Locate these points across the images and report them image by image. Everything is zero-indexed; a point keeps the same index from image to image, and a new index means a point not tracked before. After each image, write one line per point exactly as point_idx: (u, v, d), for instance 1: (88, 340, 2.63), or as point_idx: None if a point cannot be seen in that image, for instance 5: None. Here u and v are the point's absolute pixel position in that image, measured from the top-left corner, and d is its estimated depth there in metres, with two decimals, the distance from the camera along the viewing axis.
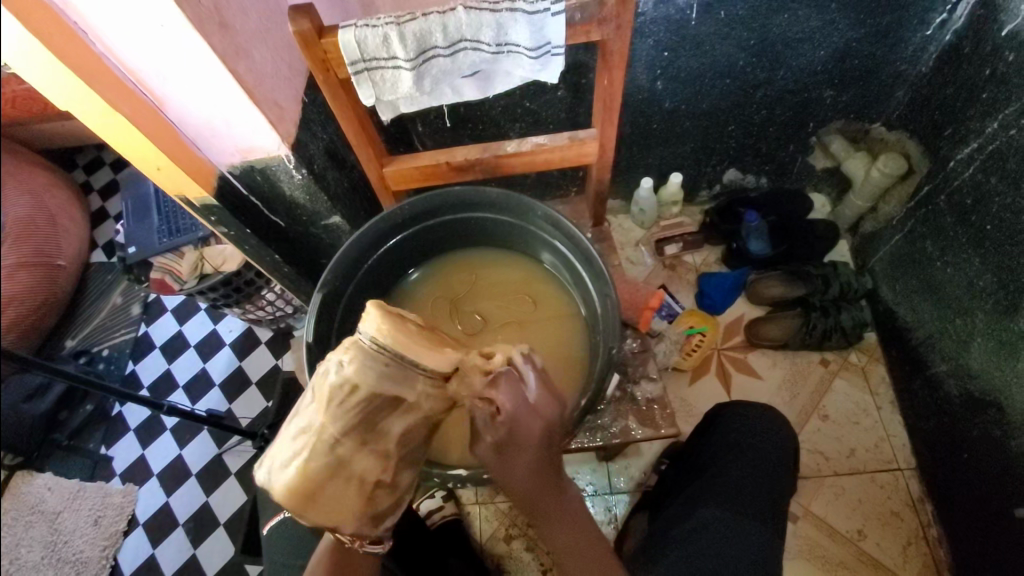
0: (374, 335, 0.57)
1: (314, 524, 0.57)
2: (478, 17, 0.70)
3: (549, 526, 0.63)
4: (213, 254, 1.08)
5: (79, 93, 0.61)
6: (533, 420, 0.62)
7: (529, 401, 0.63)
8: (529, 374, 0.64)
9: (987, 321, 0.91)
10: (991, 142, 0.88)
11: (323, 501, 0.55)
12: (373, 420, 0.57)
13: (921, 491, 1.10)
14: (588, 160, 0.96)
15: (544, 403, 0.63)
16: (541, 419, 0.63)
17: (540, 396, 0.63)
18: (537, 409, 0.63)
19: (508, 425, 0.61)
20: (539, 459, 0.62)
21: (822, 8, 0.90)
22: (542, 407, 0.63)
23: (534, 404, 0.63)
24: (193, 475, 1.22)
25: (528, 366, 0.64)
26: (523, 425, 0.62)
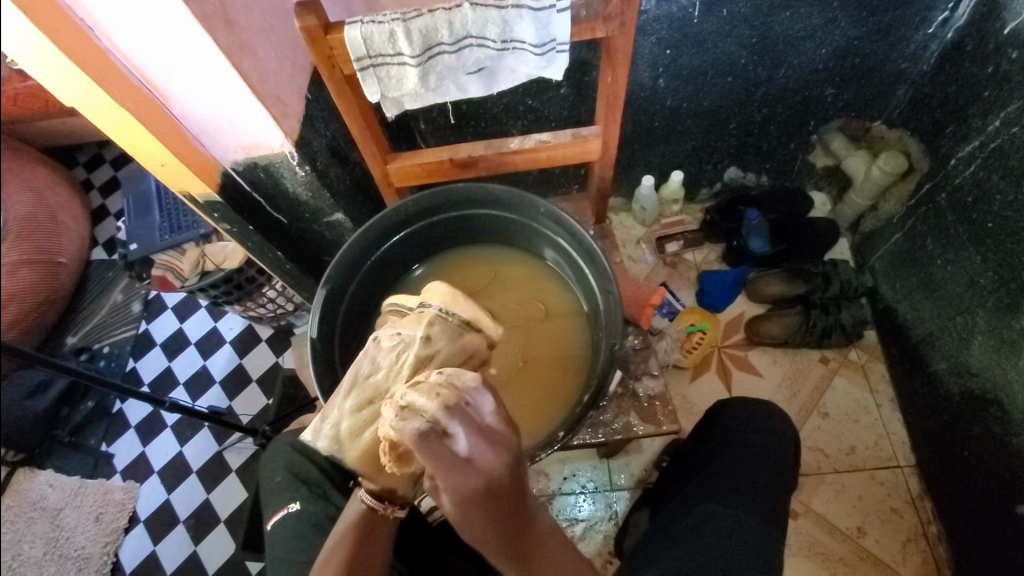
0: (438, 301, 0.73)
1: (369, 484, 0.67)
2: (484, 14, 0.70)
3: (540, 573, 0.56)
4: (215, 250, 1.07)
5: (85, 89, 0.61)
6: (464, 482, 0.54)
7: (459, 458, 0.54)
8: (456, 429, 0.55)
9: (988, 320, 0.92)
10: (992, 141, 0.89)
11: (386, 464, 0.66)
12: None
13: (922, 488, 1.10)
14: (589, 157, 0.97)
15: (481, 456, 0.55)
16: (478, 475, 0.54)
17: (473, 448, 0.55)
18: (471, 465, 0.54)
19: (445, 490, 0.54)
20: (496, 513, 0.55)
21: (824, 7, 0.91)
22: (477, 459, 0.55)
23: (467, 460, 0.54)
24: (193, 472, 1.19)
25: (456, 418, 0.56)
26: (458, 484, 0.54)
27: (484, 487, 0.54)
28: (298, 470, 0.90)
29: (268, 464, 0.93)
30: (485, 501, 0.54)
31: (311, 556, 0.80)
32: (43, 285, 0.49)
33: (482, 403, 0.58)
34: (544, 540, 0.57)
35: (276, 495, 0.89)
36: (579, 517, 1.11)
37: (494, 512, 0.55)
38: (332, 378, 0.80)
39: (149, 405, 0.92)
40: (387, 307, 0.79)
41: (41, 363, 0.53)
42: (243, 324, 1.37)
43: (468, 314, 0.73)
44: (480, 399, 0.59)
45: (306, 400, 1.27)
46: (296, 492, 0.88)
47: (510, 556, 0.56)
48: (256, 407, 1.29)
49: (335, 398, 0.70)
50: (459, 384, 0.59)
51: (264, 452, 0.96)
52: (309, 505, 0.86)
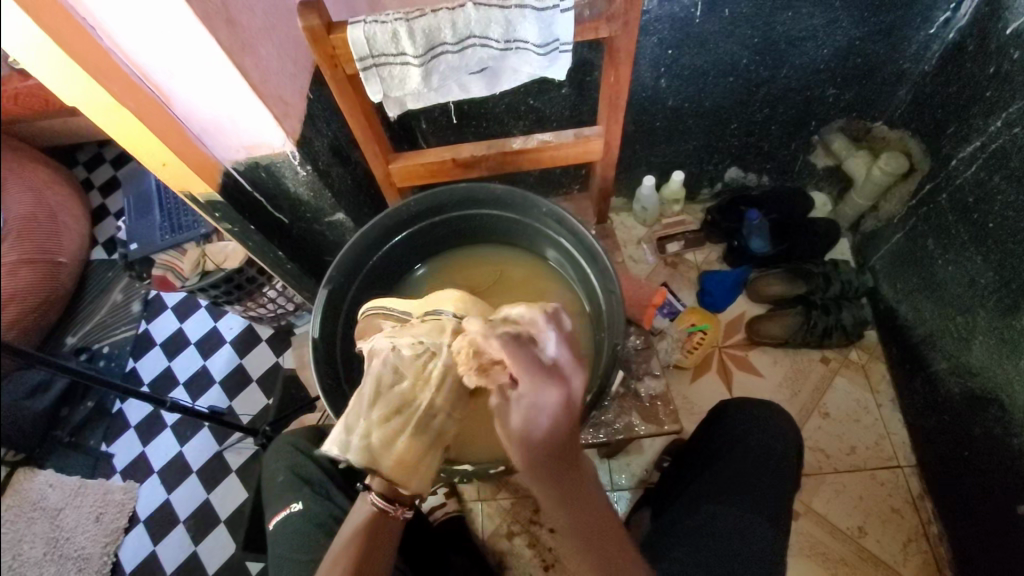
0: (451, 306, 0.71)
1: (379, 486, 0.71)
2: (487, 14, 0.70)
3: (578, 506, 0.56)
4: (215, 250, 1.06)
5: (85, 88, 0.61)
6: (553, 386, 0.54)
7: (546, 364, 0.55)
8: (549, 335, 0.57)
9: (989, 320, 0.92)
10: (994, 141, 0.89)
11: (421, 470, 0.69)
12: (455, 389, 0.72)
13: (922, 489, 1.10)
14: (591, 157, 0.97)
15: (568, 365, 0.56)
16: (560, 383, 0.55)
17: (561, 355, 0.56)
18: (558, 371, 0.55)
19: (526, 391, 0.54)
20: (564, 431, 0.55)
21: (826, 7, 0.91)
22: (564, 367, 0.56)
23: (555, 365, 0.56)
24: (193, 472, 1.18)
25: (549, 326, 0.58)
26: (543, 389, 0.54)
27: (565, 399, 0.54)
28: (299, 470, 0.90)
29: (270, 464, 0.93)
30: (560, 417, 0.54)
31: (312, 556, 0.80)
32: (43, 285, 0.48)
33: (567, 321, 0.62)
34: (588, 478, 0.57)
35: (277, 496, 0.88)
36: None
37: (565, 431, 0.55)
38: (335, 378, 0.80)
39: (150, 405, 0.92)
40: (377, 310, 0.76)
41: (49, 362, 0.55)
42: (243, 323, 1.37)
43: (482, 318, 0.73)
44: (565, 317, 0.61)
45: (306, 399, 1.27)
46: (297, 492, 0.88)
47: (558, 480, 0.55)
48: (256, 407, 1.29)
49: (356, 407, 0.69)
50: (551, 301, 0.61)
51: (265, 451, 0.96)
52: (310, 506, 0.85)
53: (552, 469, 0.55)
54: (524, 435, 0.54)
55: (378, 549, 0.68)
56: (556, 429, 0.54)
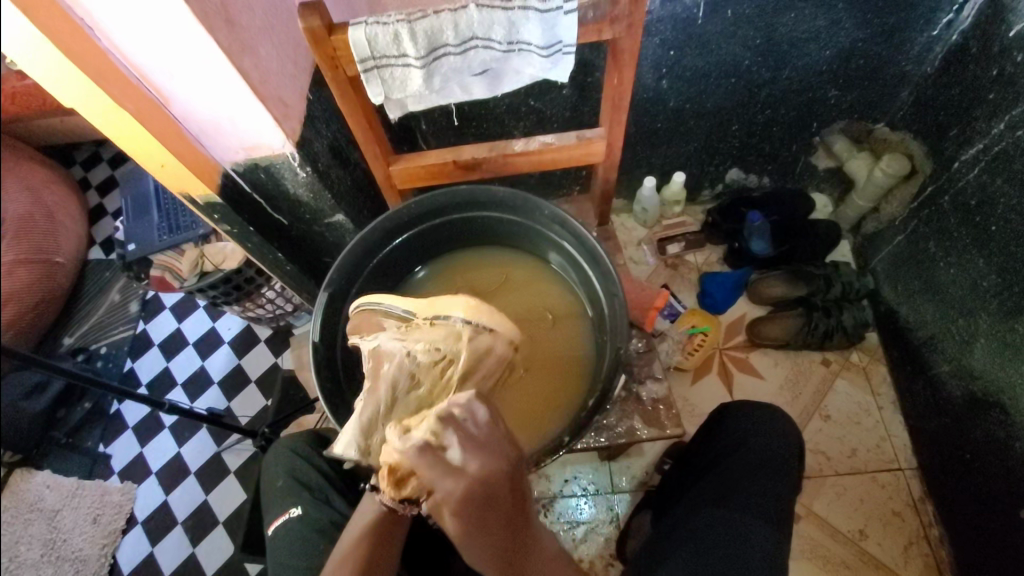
0: (462, 313, 0.71)
1: (387, 487, 0.67)
2: (490, 15, 0.69)
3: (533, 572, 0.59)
4: (213, 252, 1.08)
5: (83, 90, 0.61)
6: (461, 492, 0.54)
7: (451, 469, 0.55)
8: (451, 442, 0.57)
9: (991, 323, 0.91)
10: (996, 144, 0.88)
11: None
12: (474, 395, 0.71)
13: (923, 492, 1.10)
14: (593, 159, 0.96)
15: (476, 465, 0.55)
16: (466, 486, 0.55)
17: (467, 458, 0.56)
18: (465, 472, 0.55)
19: (438, 505, 0.55)
20: (495, 522, 0.55)
21: (829, 8, 0.90)
22: (469, 467, 0.55)
23: (461, 469, 0.56)
24: (191, 472, 1.21)
25: (450, 431, 0.58)
26: (450, 496, 0.54)
27: (479, 499, 0.54)
28: (299, 473, 0.90)
29: (269, 467, 0.92)
30: (478, 514, 0.54)
31: (311, 561, 0.79)
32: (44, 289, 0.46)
33: (478, 410, 0.60)
34: (537, 542, 0.60)
35: (277, 499, 0.88)
36: (579, 520, 1.11)
37: (494, 524, 0.55)
38: (334, 382, 0.80)
39: (148, 406, 0.93)
40: (378, 310, 0.77)
41: (43, 366, 0.56)
42: (240, 325, 1.40)
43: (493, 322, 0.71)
44: (477, 408, 0.60)
45: (305, 400, 1.26)
46: (297, 495, 0.87)
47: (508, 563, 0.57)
48: (254, 408, 1.31)
49: (372, 412, 0.68)
50: (454, 402, 0.61)
51: (265, 454, 0.96)
52: (311, 510, 0.85)
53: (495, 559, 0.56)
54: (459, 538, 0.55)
55: (382, 551, 0.68)
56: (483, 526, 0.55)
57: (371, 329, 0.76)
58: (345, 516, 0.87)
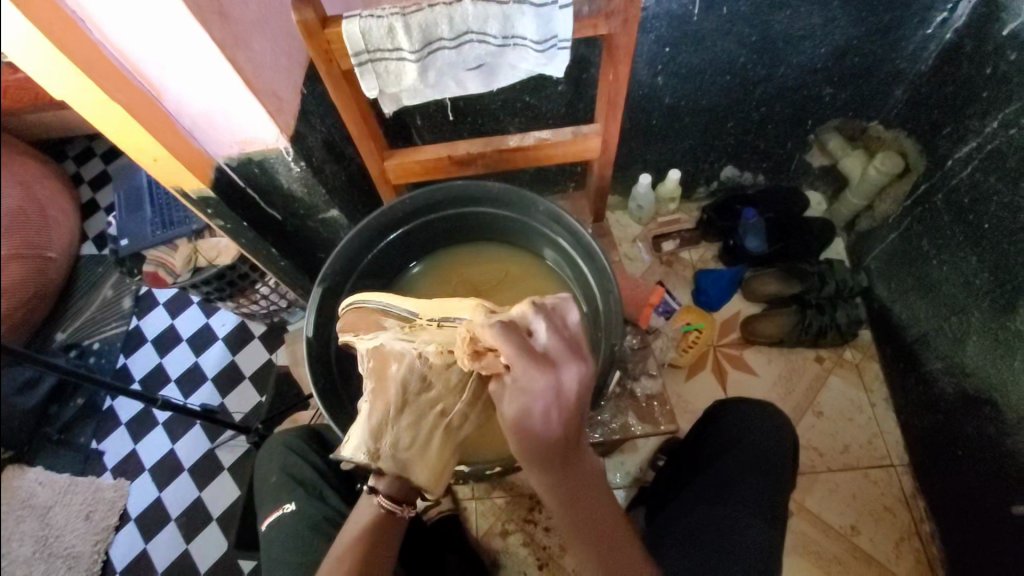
0: (469, 311, 0.68)
1: (387, 489, 0.70)
2: (485, 9, 0.69)
3: (574, 501, 0.56)
4: (206, 247, 1.08)
5: (74, 80, 0.60)
6: (538, 370, 0.55)
7: (536, 351, 0.57)
8: (539, 325, 0.59)
9: (983, 319, 0.92)
10: (990, 142, 0.89)
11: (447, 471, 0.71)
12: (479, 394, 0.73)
13: (914, 487, 1.11)
14: (589, 155, 0.96)
15: (558, 353, 0.58)
16: (549, 372, 0.55)
17: (550, 344, 0.58)
18: (547, 356, 0.57)
19: (514, 377, 0.56)
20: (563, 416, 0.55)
21: (824, 6, 0.90)
22: (552, 352, 0.57)
23: (545, 352, 0.57)
24: (186, 469, 1.20)
25: (539, 316, 0.59)
26: (529, 374, 0.55)
27: (553, 385, 0.55)
28: (292, 469, 0.90)
29: (263, 464, 0.92)
30: (556, 399, 0.55)
31: (305, 557, 0.79)
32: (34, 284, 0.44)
33: (570, 313, 0.62)
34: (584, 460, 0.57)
35: (271, 496, 0.88)
36: None
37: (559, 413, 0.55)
38: (328, 378, 0.80)
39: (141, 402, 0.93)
40: (376, 308, 0.76)
41: (41, 361, 0.57)
42: (235, 320, 1.37)
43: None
44: (568, 311, 0.62)
45: (299, 396, 1.26)
46: (291, 492, 0.87)
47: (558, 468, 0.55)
48: (249, 403, 1.31)
49: (383, 412, 0.70)
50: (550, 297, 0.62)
51: (258, 449, 0.95)
52: (304, 507, 0.85)
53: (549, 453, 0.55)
54: (518, 419, 0.55)
55: (380, 551, 0.68)
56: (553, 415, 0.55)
57: (369, 328, 0.74)
58: (338, 512, 0.87)
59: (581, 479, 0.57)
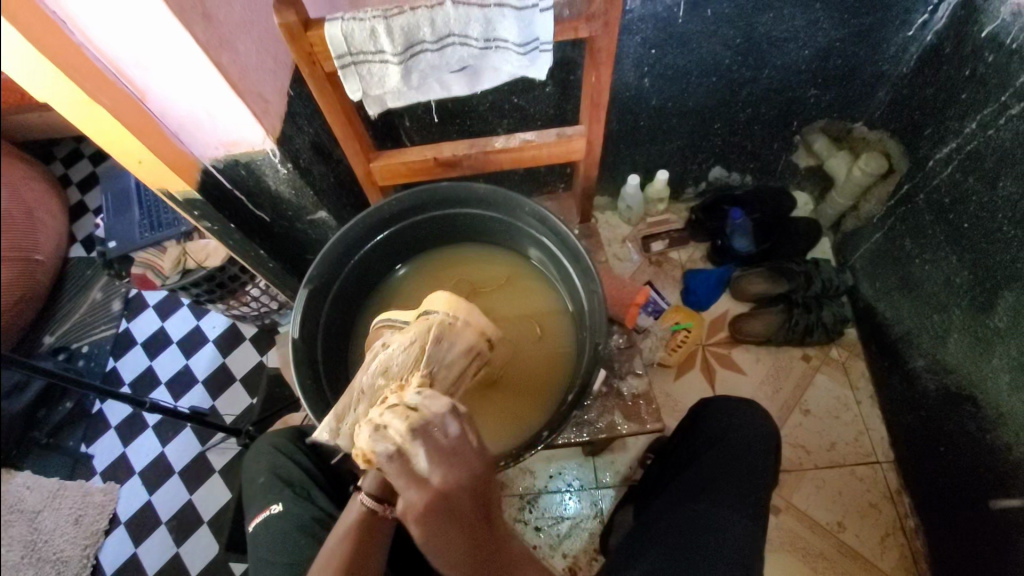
0: (442, 309, 0.73)
1: (367, 487, 0.71)
2: (466, 12, 0.69)
3: None
4: (196, 248, 1.05)
5: (59, 84, 0.60)
6: (426, 501, 0.58)
7: (421, 480, 0.58)
8: (419, 452, 0.59)
9: (964, 317, 0.94)
10: (969, 142, 0.90)
11: None
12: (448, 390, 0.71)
13: (899, 483, 1.12)
14: (575, 157, 0.97)
15: (444, 477, 0.58)
16: (434, 498, 0.58)
17: (434, 471, 0.59)
18: (429, 485, 0.58)
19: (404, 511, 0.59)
20: (467, 527, 0.58)
21: (807, 8, 0.91)
22: (439, 478, 0.58)
23: (427, 480, 0.59)
24: (177, 473, 1.22)
25: (418, 446, 0.59)
26: (413, 507, 0.58)
27: (443, 510, 0.58)
28: (282, 471, 0.90)
29: (252, 465, 0.92)
30: (462, 509, 0.58)
31: (293, 557, 0.79)
32: (14, 288, 0.40)
33: (450, 426, 0.61)
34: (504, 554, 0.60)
35: (259, 497, 0.88)
36: (564, 515, 1.12)
37: (460, 529, 0.58)
38: (315, 378, 0.80)
39: (130, 406, 0.93)
40: (381, 323, 0.79)
41: (32, 367, 0.57)
42: (226, 322, 1.38)
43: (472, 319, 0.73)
44: (449, 426, 0.61)
45: (289, 398, 1.26)
46: (280, 493, 0.87)
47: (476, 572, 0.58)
48: (241, 407, 1.30)
49: (347, 396, 0.70)
50: (432, 411, 0.62)
51: (247, 452, 0.95)
52: (292, 507, 0.85)
53: (464, 570, 0.58)
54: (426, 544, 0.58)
55: (365, 551, 0.68)
56: (458, 523, 0.58)
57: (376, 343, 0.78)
58: (327, 513, 0.87)
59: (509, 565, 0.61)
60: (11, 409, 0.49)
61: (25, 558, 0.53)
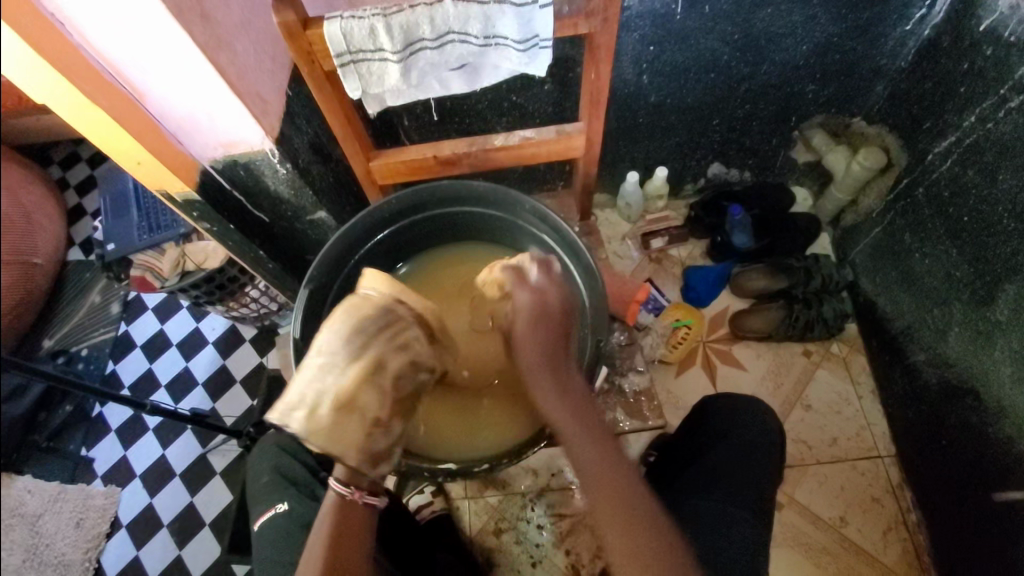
0: (373, 285, 0.73)
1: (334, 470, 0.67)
2: (466, 10, 0.69)
3: (563, 411, 0.71)
4: (195, 250, 1.05)
5: (59, 88, 0.60)
6: (533, 301, 0.76)
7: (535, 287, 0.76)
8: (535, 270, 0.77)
9: (964, 312, 0.94)
10: (968, 136, 0.90)
11: (348, 441, 0.62)
12: (381, 367, 0.66)
13: (901, 477, 1.12)
14: (575, 153, 0.96)
15: (547, 287, 0.76)
16: (533, 295, 0.76)
17: (543, 283, 0.77)
18: (540, 293, 0.76)
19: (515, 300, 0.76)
20: (552, 333, 0.75)
21: (804, 3, 0.92)
22: (542, 291, 0.76)
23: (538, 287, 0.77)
24: (178, 475, 1.21)
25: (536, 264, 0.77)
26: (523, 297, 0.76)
27: (543, 309, 0.75)
28: (285, 471, 0.90)
29: (254, 467, 0.92)
30: (557, 310, 0.75)
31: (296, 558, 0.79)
32: (15, 292, 0.40)
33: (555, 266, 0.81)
34: (573, 375, 0.74)
35: (262, 498, 0.88)
36: (566, 513, 1.12)
37: (548, 331, 0.74)
38: None
39: (132, 408, 0.92)
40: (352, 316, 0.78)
41: (33, 370, 0.56)
42: (225, 323, 1.38)
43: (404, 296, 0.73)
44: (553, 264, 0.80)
45: None
46: (283, 494, 0.87)
47: (551, 372, 0.73)
48: (241, 408, 1.29)
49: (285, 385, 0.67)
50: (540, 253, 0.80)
51: (250, 455, 0.95)
52: (295, 508, 0.85)
53: (545, 359, 0.74)
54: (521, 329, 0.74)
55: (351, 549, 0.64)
56: (544, 323, 0.75)
57: None
58: None
59: (577, 399, 0.73)
60: (11, 412, 0.48)
61: (28, 560, 0.53)
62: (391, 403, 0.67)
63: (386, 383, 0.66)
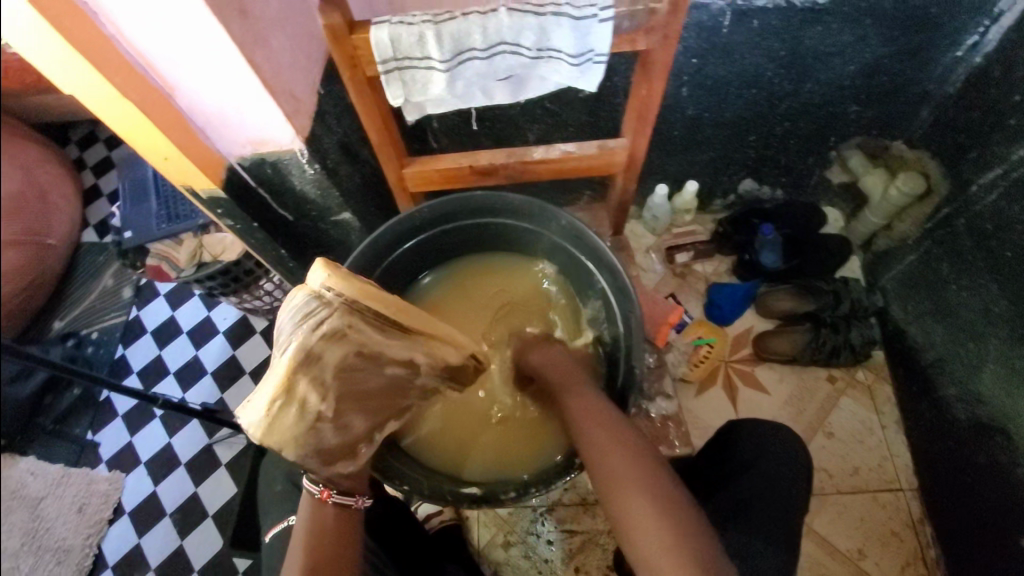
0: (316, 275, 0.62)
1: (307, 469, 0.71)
2: (521, 21, 0.67)
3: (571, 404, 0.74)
4: (213, 242, 1.04)
5: (88, 80, 0.58)
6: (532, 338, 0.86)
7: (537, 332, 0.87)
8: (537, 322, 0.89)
9: (1000, 349, 0.91)
10: (1016, 169, 0.87)
11: (283, 433, 0.62)
12: (313, 359, 0.61)
13: (922, 511, 1.10)
14: (614, 169, 0.94)
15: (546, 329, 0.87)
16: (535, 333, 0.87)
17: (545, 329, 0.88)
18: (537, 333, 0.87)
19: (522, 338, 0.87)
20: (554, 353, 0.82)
21: (856, 23, 0.88)
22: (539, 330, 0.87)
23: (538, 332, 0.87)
24: (182, 464, 1.19)
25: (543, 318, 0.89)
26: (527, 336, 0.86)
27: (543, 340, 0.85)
28: (298, 477, 0.88)
29: (268, 471, 0.90)
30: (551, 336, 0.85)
31: None
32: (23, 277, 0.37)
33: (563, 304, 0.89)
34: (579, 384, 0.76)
35: (275, 504, 0.86)
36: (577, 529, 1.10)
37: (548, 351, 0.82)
38: None
39: (142, 400, 0.91)
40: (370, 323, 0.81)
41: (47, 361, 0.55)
42: (237, 314, 1.34)
43: (349, 289, 0.62)
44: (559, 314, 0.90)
45: None
46: (296, 501, 0.85)
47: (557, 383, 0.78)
48: None
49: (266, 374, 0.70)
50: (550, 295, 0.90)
51: (264, 459, 0.93)
52: None
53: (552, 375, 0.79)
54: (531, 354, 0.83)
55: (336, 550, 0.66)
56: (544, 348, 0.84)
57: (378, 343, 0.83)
58: None
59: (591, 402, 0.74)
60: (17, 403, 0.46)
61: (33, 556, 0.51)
62: (335, 396, 0.64)
63: (323, 375, 0.61)
